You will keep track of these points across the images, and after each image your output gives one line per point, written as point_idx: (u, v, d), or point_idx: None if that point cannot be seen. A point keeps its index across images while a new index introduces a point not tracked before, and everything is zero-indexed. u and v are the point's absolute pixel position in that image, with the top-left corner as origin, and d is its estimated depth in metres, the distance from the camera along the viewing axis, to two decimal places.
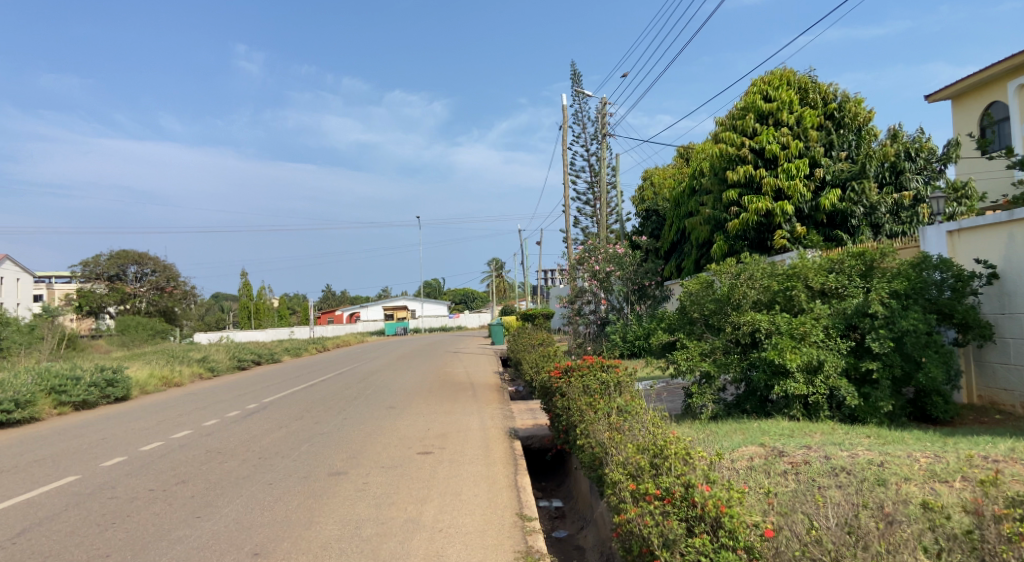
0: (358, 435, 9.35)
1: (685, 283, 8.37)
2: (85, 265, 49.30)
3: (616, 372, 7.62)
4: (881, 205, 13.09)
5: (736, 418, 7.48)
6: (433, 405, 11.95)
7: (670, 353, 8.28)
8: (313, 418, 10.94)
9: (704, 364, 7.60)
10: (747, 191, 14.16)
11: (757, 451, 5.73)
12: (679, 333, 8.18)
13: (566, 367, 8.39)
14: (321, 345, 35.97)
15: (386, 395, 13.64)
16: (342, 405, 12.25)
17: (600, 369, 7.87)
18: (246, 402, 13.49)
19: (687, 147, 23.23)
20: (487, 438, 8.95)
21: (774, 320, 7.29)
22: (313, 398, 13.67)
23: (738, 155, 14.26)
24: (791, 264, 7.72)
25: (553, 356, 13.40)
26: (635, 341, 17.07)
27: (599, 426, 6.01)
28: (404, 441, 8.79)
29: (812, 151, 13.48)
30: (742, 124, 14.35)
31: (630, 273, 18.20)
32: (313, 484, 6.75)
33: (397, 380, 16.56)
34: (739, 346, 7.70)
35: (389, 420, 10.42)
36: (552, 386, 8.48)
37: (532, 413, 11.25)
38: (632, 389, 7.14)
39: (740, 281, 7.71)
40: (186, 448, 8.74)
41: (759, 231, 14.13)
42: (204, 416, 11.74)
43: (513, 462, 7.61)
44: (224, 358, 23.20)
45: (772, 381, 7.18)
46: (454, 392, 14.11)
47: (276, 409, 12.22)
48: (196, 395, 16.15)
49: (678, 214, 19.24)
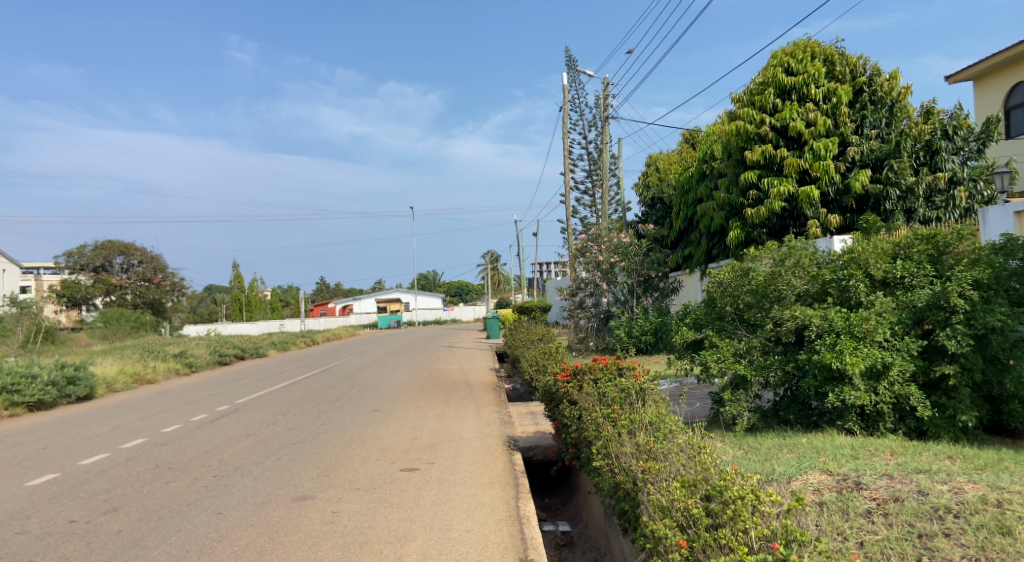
0: (334, 446, 8.14)
1: (715, 272, 7.14)
2: (69, 256, 47.87)
3: (636, 376, 6.42)
4: (916, 188, 11.92)
5: (777, 431, 6.33)
6: (423, 408, 10.75)
7: (696, 353, 7.09)
8: (287, 424, 9.73)
9: (739, 367, 6.46)
10: (767, 173, 13.00)
11: (824, 480, 4.59)
12: (708, 330, 6.97)
13: (576, 369, 7.23)
14: (310, 339, 34.71)
15: (372, 396, 12.43)
16: (321, 408, 11.06)
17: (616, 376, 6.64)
18: (218, 403, 12.27)
19: (694, 132, 21.98)
20: (483, 450, 7.77)
21: (827, 315, 6.11)
22: (290, 399, 12.45)
23: (757, 134, 13.06)
24: (843, 249, 6.56)
25: (556, 353, 12.20)
26: (643, 337, 15.86)
27: (626, 446, 4.85)
28: (387, 453, 7.60)
29: (840, 129, 12.40)
30: (761, 100, 13.11)
31: (636, 264, 16.93)
32: (270, 513, 5.52)
33: (386, 378, 15.31)
34: (781, 345, 6.55)
35: (373, 427, 9.23)
36: (558, 392, 7.30)
37: (533, 418, 10.04)
38: (656, 396, 5.97)
39: (782, 268, 6.54)
40: (131, 463, 7.51)
41: (781, 218, 13.02)
42: (166, 421, 10.50)
43: (515, 482, 6.46)
44: (204, 353, 21.92)
45: (824, 388, 6.02)
46: (447, 392, 12.89)
47: (248, 413, 10.99)
48: (167, 393, 14.90)
49: (686, 200, 18.00)
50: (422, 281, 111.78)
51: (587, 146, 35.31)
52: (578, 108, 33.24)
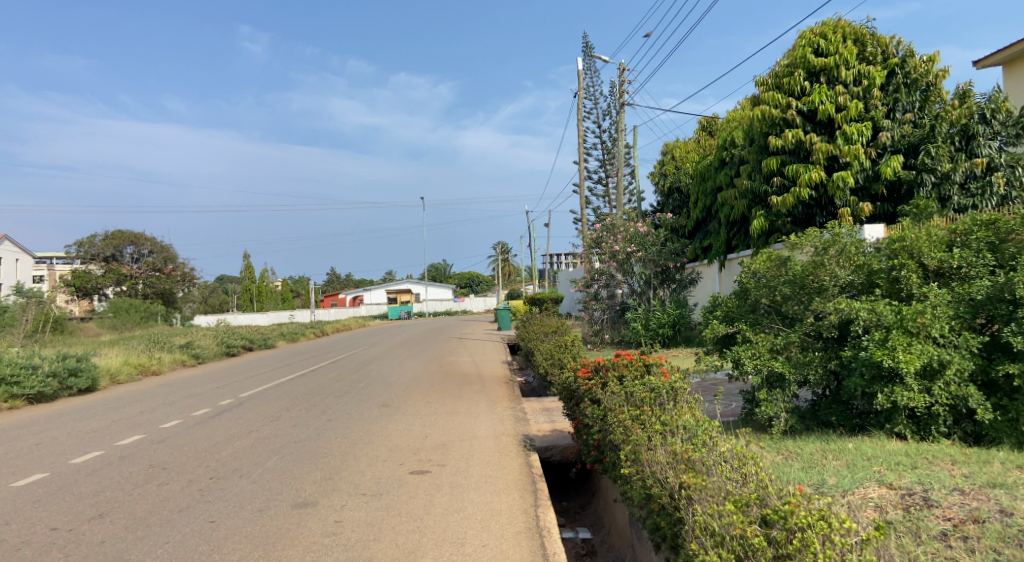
0: (339, 445, 7.69)
1: (749, 262, 6.59)
2: (79, 246, 47.78)
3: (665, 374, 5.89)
4: (953, 173, 11.22)
5: (818, 435, 5.80)
6: (433, 404, 10.29)
7: (727, 349, 6.55)
8: (291, 420, 9.29)
9: (776, 364, 5.92)
10: (793, 158, 12.39)
11: (887, 496, 4.12)
12: (741, 324, 6.43)
13: (597, 366, 6.71)
14: (320, 330, 34.39)
15: (381, 390, 12.00)
16: (327, 403, 10.62)
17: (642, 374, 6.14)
18: (221, 397, 11.87)
19: (712, 119, 21.31)
20: (497, 451, 7.30)
21: (876, 308, 5.55)
22: (296, 392, 12.03)
23: (783, 119, 12.43)
24: (892, 235, 5.98)
25: (571, 347, 11.71)
26: (660, 329, 15.33)
27: (660, 456, 4.33)
28: (395, 454, 7.14)
29: (873, 112, 11.75)
30: (788, 83, 12.45)
31: (653, 254, 16.34)
32: (267, 523, 5.07)
33: (395, 371, 14.88)
34: (821, 340, 6.01)
35: (380, 425, 8.78)
36: (579, 390, 6.79)
37: (549, 415, 9.56)
38: (689, 396, 5.44)
39: (824, 257, 5.98)
40: (124, 463, 7.09)
41: (807, 206, 12.44)
42: (166, 416, 10.09)
43: (532, 488, 5.97)
44: (211, 344, 21.60)
45: (871, 388, 5.46)
46: (458, 386, 12.43)
47: (252, 407, 10.58)
48: (171, 386, 14.54)
49: (705, 189, 17.41)
50: (432, 272, 111.45)
51: (600, 135, 34.65)
52: (592, 96, 32.54)
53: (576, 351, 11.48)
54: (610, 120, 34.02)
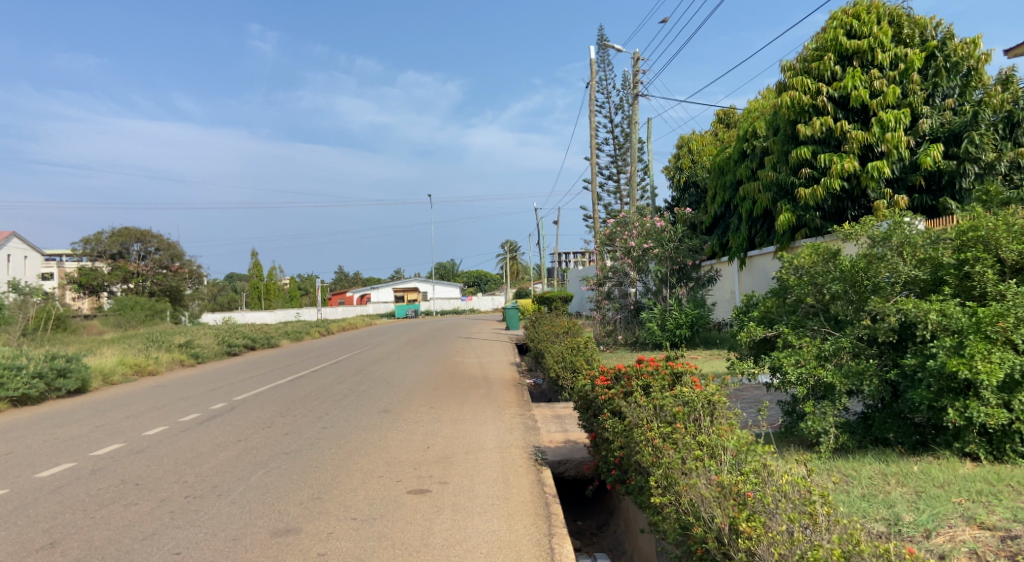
0: (333, 457, 7.01)
1: (791, 256, 5.82)
2: (86, 243, 47.44)
3: (697, 384, 5.14)
4: (998, 164, 10.47)
5: (875, 456, 5.05)
6: (437, 410, 9.61)
7: (766, 355, 5.82)
8: (283, 428, 8.62)
9: (825, 373, 5.19)
10: (823, 148, 11.62)
11: (982, 542, 3.36)
12: (782, 326, 5.70)
13: (619, 373, 5.98)
14: (326, 329, 33.80)
15: (382, 394, 11.32)
16: (324, 408, 9.96)
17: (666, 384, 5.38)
18: (214, 400, 11.23)
19: (729, 112, 20.50)
20: (505, 466, 6.58)
21: (946, 309, 4.77)
22: (292, 396, 11.37)
23: (813, 106, 11.67)
24: (959, 223, 5.19)
25: (584, 349, 10.98)
26: (677, 330, 14.56)
27: (702, 485, 3.61)
28: (393, 469, 6.45)
29: (911, 99, 10.99)
30: (818, 67, 11.68)
31: (670, 251, 15.40)
32: (241, 556, 4.37)
33: (399, 373, 14.22)
34: (875, 346, 5.29)
35: (379, 434, 8.10)
36: (597, 400, 6.07)
37: (561, 423, 8.82)
38: (730, 409, 4.68)
39: (886, 245, 5.26)
40: (93, 478, 6.43)
41: (838, 199, 11.73)
42: (152, 421, 9.45)
43: (546, 512, 5.26)
44: (212, 343, 21.02)
45: (940, 402, 4.70)
46: (463, 390, 11.72)
47: (244, 412, 9.93)
48: (165, 387, 13.91)
49: (723, 183, 16.64)
50: (440, 270, 110.87)
51: (612, 130, 33.89)
52: (603, 89, 31.79)
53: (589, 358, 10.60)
54: (621, 114, 33.27)
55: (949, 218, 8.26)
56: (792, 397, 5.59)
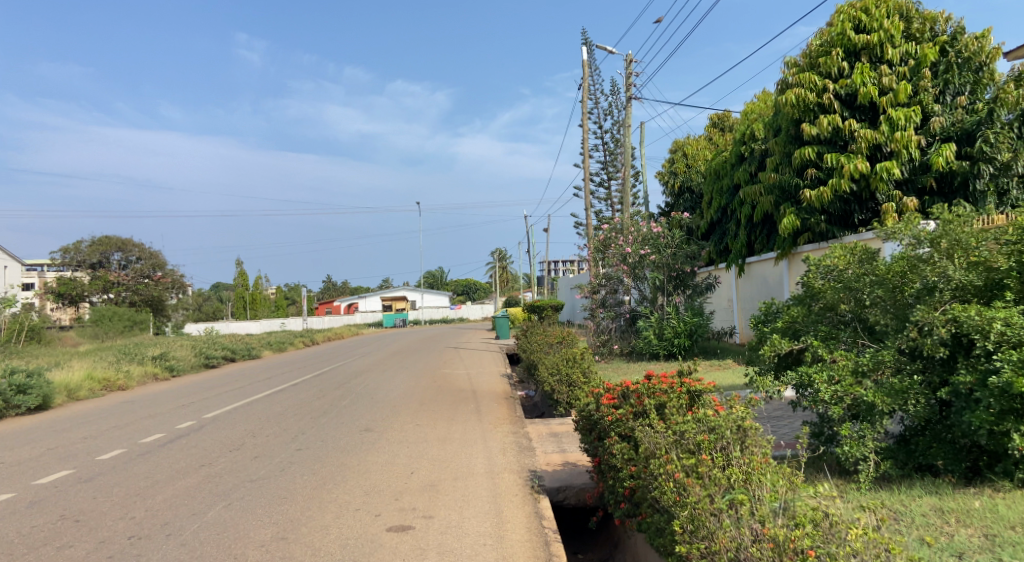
0: (304, 486, 6.28)
1: (825, 261, 5.23)
2: (64, 252, 46.22)
3: (720, 405, 4.46)
4: (1015, 163, 9.92)
5: (922, 488, 4.38)
6: (423, 429, 8.89)
7: (792, 371, 5.16)
8: (253, 450, 7.87)
9: (865, 392, 4.52)
10: (830, 148, 11.08)
11: None
12: (811, 338, 5.05)
13: (627, 392, 5.29)
14: (310, 339, 32.89)
15: (364, 410, 10.58)
16: (300, 427, 9.20)
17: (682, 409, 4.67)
18: (183, 418, 10.44)
19: (724, 116, 20.04)
20: (498, 496, 5.87)
21: (1008, 318, 4.12)
22: (267, 414, 10.58)
23: (818, 104, 11.15)
24: (1016, 219, 4.57)
25: (582, 361, 10.33)
26: (675, 340, 13.97)
27: (750, 539, 2.94)
28: (371, 500, 5.72)
29: (922, 96, 10.46)
30: (825, 63, 11.16)
31: (668, 258, 14.77)
32: None
33: (383, 387, 13.45)
34: (919, 360, 4.65)
35: (358, 457, 7.37)
36: (602, 423, 5.36)
37: (558, 443, 8.10)
38: (763, 437, 3.92)
39: (933, 249, 4.65)
40: (29, 512, 5.66)
41: (845, 202, 11.16)
42: (109, 444, 8.64)
43: (547, 554, 4.55)
44: (189, 355, 20.15)
45: (1003, 427, 4.01)
46: (451, 405, 10.99)
47: (212, 432, 9.15)
48: (134, 404, 13.08)
49: (720, 188, 16.13)
50: (428, 279, 110.00)
51: (602, 136, 33.48)
52: (594, 94, 31.39)
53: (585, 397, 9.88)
54: (612, 120, 32.83)
55: (993, 216, 7.71)
56: (820, 414, 4.92)
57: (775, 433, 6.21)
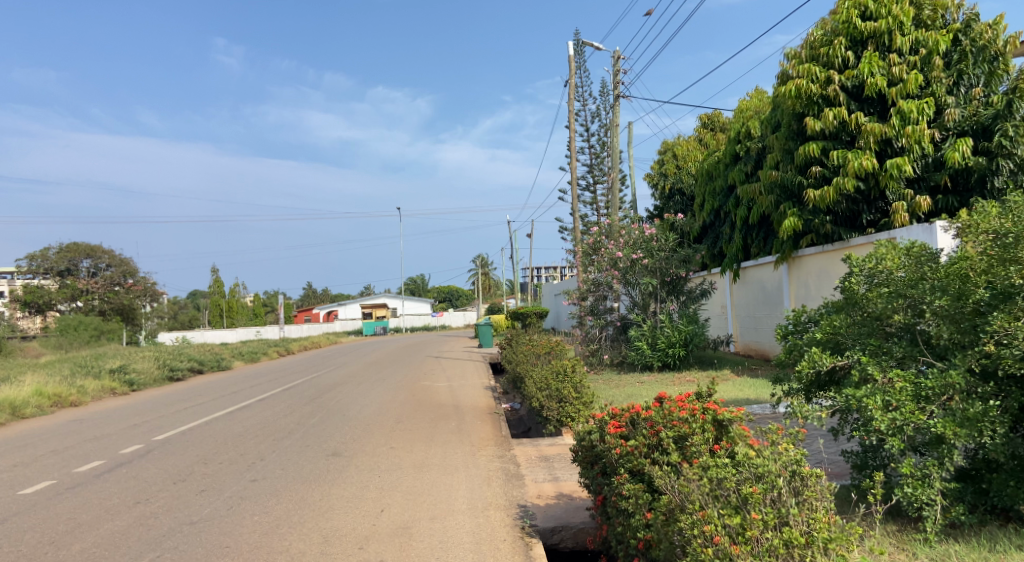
0: (252, 531, 5.31)
1: (874, 263, 4.50)
2: (31, 259, 44.31)
3: (757, 442, 3.57)
4: None
5: (1005, 543, 3.55)
6: (397, 453, 7.95)
7: (834, 394, 4.34)
8: (201, 481, 6.87)
9: (930, 422, 3.68)
10: (834, 144, 10.41)
11: None
12: (858, 354, 4.23)
13: (636, 417, 4.42)
14: (285, 348, 31.65)
15: (334, 430, 9.63)
16: (259, 452, 8.22)
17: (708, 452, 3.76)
18: (130, 441, 9.36)
19: (714, 115, 19.42)
20: (482, 542, 4.95)
21: None
22: (225, 435, 9.55)
23: (822, 97, 10.46)
24: None
25: (573, 375, 9.48)
26: (669, 350, 13.20)
27: None
28: (330, 550, 4.79)
29: (934, 88, 9.76)
30: (828, 53, 10.49)
31: (661, 262, 13.99)
32: None
33: (357, 403, 12.46)
34: (990, 382, 3.85)
35: (321, 490, 6.42)
36: (606, 457, 4.46)
37: (549, 468, 7.20)
38: (827, 492, 3.00)
39: (1012, 245, 3.83)
40: None
41: (853, 202, 10.41)
42: (37, 475, 7.57)
43: None
44: (152, 368, 18.91)
45: None
46: (430, 422, 10.06)
47: (160, 459, 8.11)
48: (82, 422, 11.92)
49: (712, 190, 15.48)
50: (410, 286, 108.65)
51: (588, 138, 32.90)
52: (581, 96, 30.69)
53: (576, 417, 9.17)
54: (598, 122, 32.33)
55: None
56: (864, 441, 4.16)
57: (820, 466, 5.36)
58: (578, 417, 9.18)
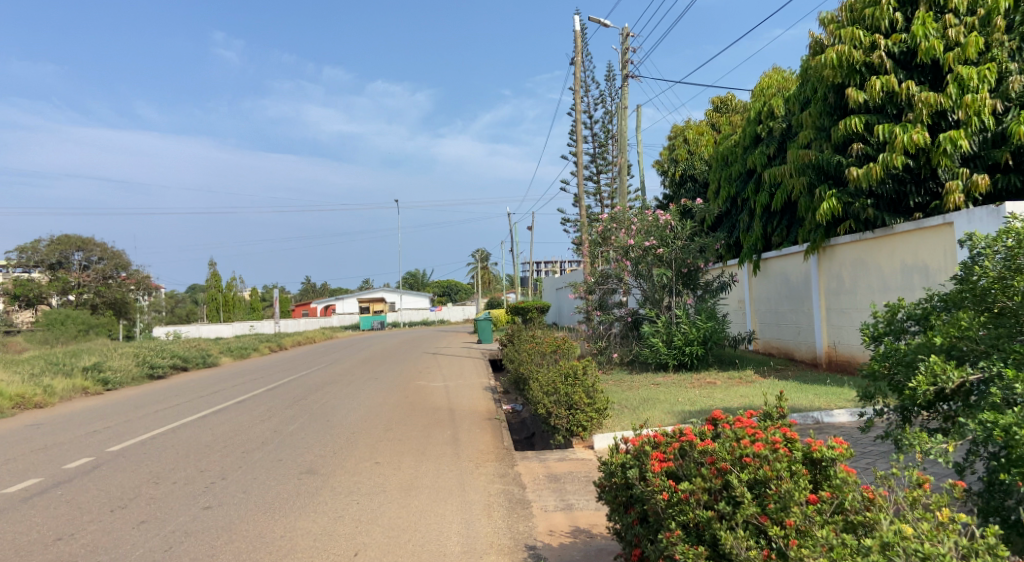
0: None
1: (1009, 247, 3.38)
2: (21, 251, 43.01)
3: (884, 513, 2.46)
4: None
5: None
6: (382, 471, 6.79)
7: (960, 419, 3.20)
8: (143, 510, 5.70)
9: None
10: (879, 118, 9.29)
11: None
12: (998, 367, 3.08)
13: (685, 449, 3.32)
14: (277, 344, 30.47)
15: (313, 440, 8.48)
16: (221, 470, 7.03)
17: (805, 518, 2.62)
18: (80, 452, 8.20)
19: (727, 98, 18.25)
20: None
21: None
22: (189, 446, 8.38)
23: (866, 65, 9.33)
24: None
25: (582, 379, 8.36)
26: (686, 348, 12.06)
27: None
28: None
29: (996, 53, 8.58)
30: (874, 16, 9.33)
31: (676, 252, 12.82)
32: None
33: (345, 406, 11.29)
34: None
35: (285, 523, 5.27)
36: (646, 501, 3.33)
37: (558, 491, 6.05)
38: None
39: None
40: None
41: (899, 182, 9.31)
42: None
43: None
44: (131, 365, 17.75)
45: None
46: (423, 431, 8.90)
47: (106, 476, 6.95)
48: (37, 427, 10.74)
49: (730, 174, 14.34)
50: (410, 280, 107.58)
51: (593, 126, 31.74)
52: (584, 83, 29.59)
53: (587, 426, 8.02)
54: (603, 109, 31.22)
55: None
56: (1002, 485, 3.10)
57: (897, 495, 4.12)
58: (590, 426, 8.03)
